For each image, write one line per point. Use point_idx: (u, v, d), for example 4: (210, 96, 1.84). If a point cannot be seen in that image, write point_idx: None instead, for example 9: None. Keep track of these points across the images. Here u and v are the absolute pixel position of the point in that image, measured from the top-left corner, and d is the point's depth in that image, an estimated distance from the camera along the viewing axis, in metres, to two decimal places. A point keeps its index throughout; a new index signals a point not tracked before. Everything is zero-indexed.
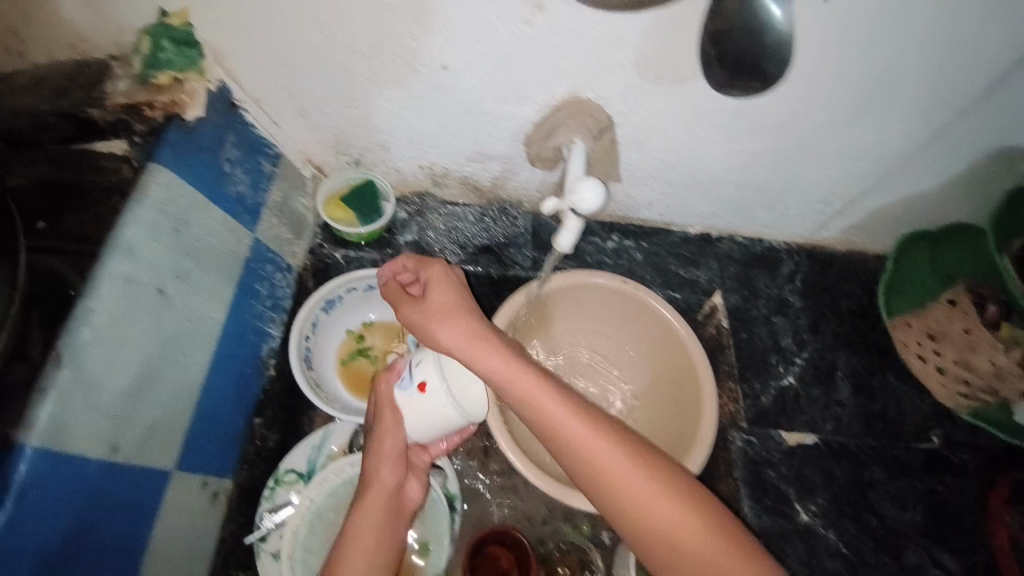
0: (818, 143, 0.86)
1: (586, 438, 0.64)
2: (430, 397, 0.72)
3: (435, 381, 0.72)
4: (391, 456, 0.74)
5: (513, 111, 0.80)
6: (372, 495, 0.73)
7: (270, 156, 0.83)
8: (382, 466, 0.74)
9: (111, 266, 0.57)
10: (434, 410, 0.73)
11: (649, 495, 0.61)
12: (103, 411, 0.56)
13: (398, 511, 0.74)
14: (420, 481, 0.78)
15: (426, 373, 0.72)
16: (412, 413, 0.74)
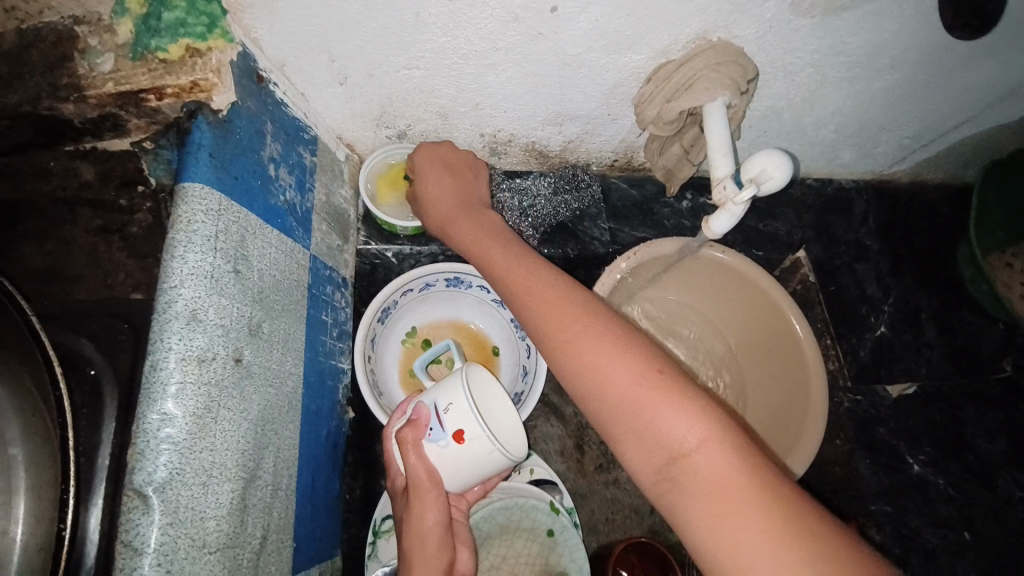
0: (942, 74, 0.76)
1: (621, 378, 0.48)
2: (471, 447, 0.58)
3: (477, 428, 0.57)
4: (438, 533, 0.58)
5: (621, 61, 0.64)
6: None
7: (307, 143, 0.63)
8: (430, 549, 0.58)
9: (174, 347, 0.39)
10: (478, 460, 0.58)
11: (656, 411, 0.45)
12: (213, 549, 0.39)
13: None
14: (468, 547, 0.64)
15: (463, 419, 0.57)
16: (449, 470, 0.58)
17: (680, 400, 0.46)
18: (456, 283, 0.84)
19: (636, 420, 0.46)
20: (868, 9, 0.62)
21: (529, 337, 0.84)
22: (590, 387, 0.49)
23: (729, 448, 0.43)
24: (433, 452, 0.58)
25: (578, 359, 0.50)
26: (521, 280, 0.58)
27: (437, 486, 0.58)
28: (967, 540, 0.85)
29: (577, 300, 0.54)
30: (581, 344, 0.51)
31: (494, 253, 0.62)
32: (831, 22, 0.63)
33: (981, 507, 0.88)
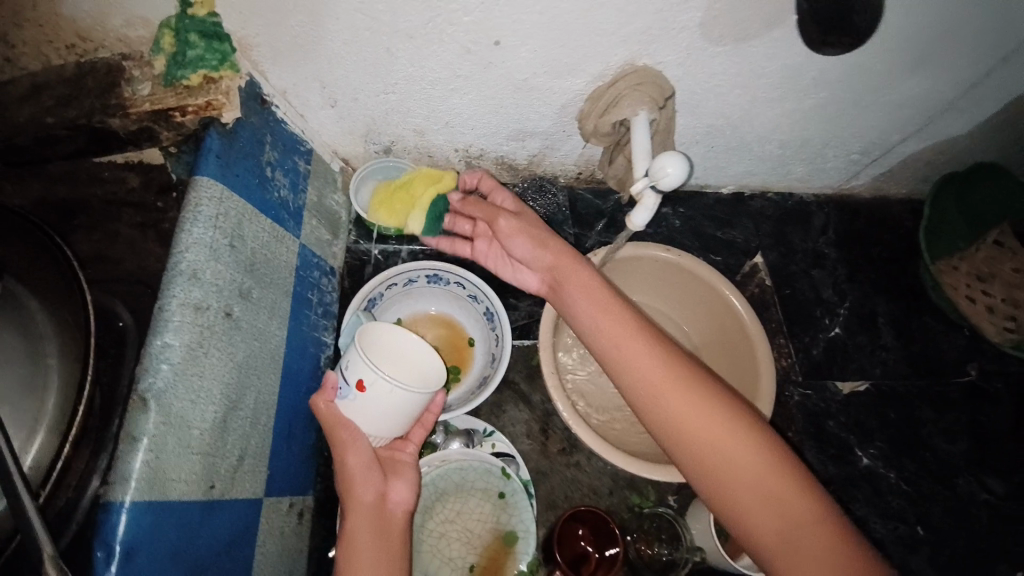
0: (869, 94, 0.84)
1: (678, 396, 0.60)
2: (371, 392, 0.63)
3: (372, 375, 0.63)
4: (358, 471, 0.65)
5: (564, 84, 0.76)
6: (355, 517, 0.63)
7: (303, 153, 0.78)
8: (354, 484, 0.65)
9: (177, 293, 0.51)
10: (382, 403, 0.64)
11: (767, 475, 0.55)
12: (195, 451, 0.51)
13: (390, 520, 0.65)
14: (408, 481, 0.68)
15: (359, 369, 0.63)
16: (361, 416, 0.65)
17: (725, 413, 0.59)
18: (436, 280, 0.95)
19: (688, 429, 0.59)
20: (777, 35, 0.71)
21: (497, 328, 0.94)
22: (648, 401, 0.61)
23: (768, 452, 0.57)
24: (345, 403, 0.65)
25: (681, 419, 0.59)
26: (630, 340, 0.64)
27: (353, 431, 0.65)
28: (921, 535, 0.86)
29: (631, 322, 0.66)
30: (640, 363, 0.63)
31: (608, 322, 0.67)
32: (746, 48, 0.73)
33: (938, 504, 0.89)
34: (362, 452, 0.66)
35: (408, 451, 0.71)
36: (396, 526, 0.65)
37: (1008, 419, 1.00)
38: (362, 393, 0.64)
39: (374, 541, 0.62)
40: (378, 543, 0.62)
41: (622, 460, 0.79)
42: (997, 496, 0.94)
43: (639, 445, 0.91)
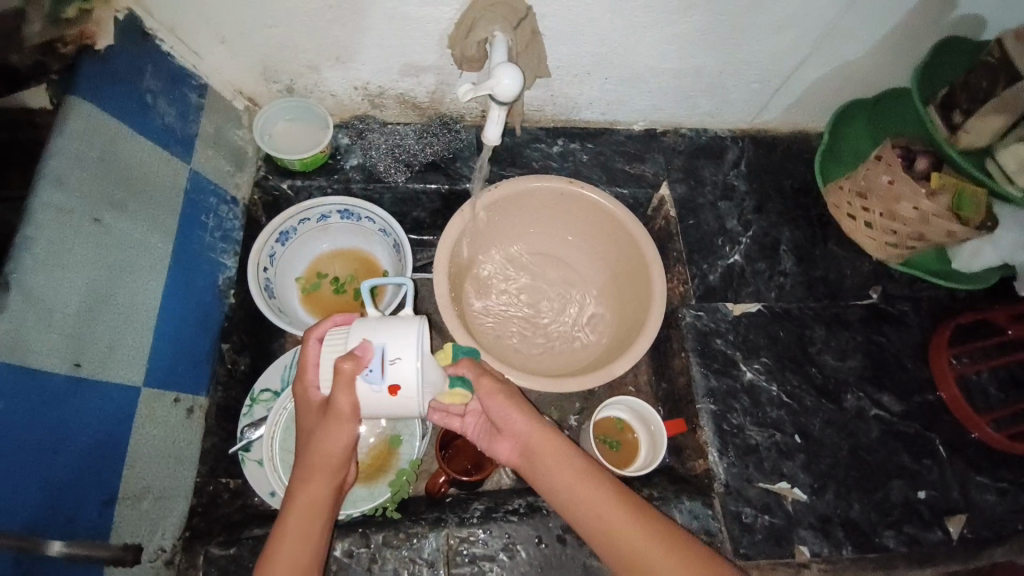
0: (741, 15, 0.85)
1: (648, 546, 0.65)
2: (398, 401, 0.63)
3: (410, 388, 0.63)
4: (335, 455, 0.65)
5: (433, 13, 0.79)
6: (310, 496, 0.65)
7: (196, 87, 0.85)
8: (329, 468, 0.66)
9: (39, 194, 0.60)
10: (393, 409, 0.65)
11: None
12: (58, 330, 0.59)
13: (333, 507, 0.67)
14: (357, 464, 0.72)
15: (401, 375, 0.62)
16: (368, 406, 0.64)
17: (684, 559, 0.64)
18: (349, 216, 0.99)
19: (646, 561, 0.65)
20: None
21: (403, 258, 0.97)
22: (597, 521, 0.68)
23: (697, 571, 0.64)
24: (366, 390, 0.63)
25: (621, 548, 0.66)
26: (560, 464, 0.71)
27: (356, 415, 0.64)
28: (797, 443, 0.89)
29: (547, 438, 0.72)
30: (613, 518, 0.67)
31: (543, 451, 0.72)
32: None
33: (819, 416, 0.91)
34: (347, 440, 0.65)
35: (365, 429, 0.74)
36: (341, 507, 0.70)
37: (913, 342, 0.98)
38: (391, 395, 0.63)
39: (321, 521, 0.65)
40: (323, 526, 0.65)
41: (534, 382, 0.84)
42: (891, 413, 0.92)
43: (531, 364, 0.98)
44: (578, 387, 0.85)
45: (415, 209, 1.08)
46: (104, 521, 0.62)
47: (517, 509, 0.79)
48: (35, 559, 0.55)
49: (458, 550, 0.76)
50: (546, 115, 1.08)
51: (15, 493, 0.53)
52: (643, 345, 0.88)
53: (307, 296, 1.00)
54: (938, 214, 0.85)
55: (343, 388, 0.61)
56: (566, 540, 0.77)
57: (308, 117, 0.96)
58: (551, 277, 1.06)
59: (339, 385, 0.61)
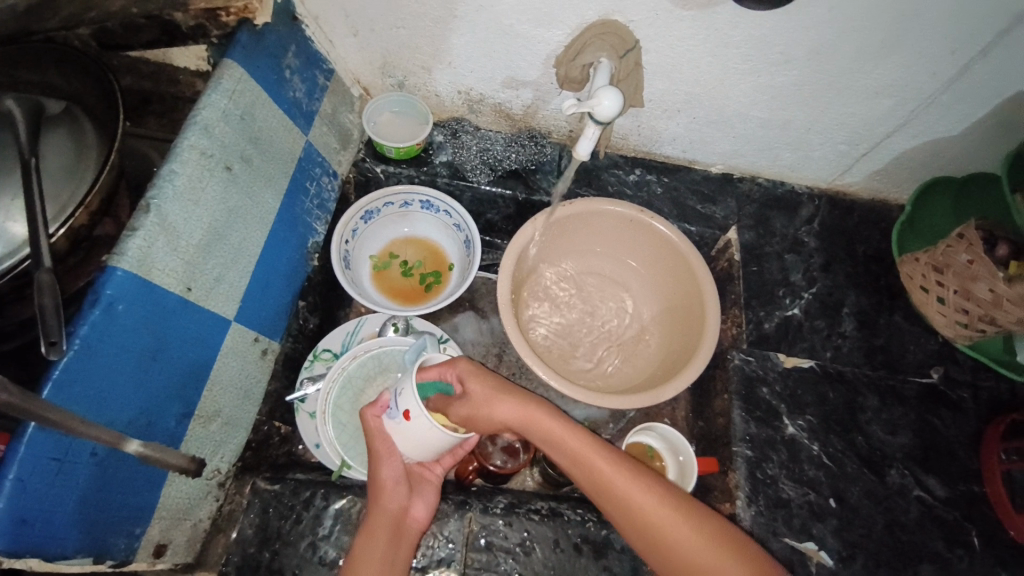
0: (840, 77, 0.87)
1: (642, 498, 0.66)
2: (414, 424, 0.65)
3: (416, 410, 0.64)
4: (387, 482, 0.70)
5: (546, 34, 0.86)
6: (375, 520, 0.69)
7: (324, 70, 0.95)
8: (385, 492, 0.70)
9: (188, 137, 0.68)
10: (421, 437, 0.67)
11: None
12: (179, 256, 0.67)
13: (396, 534, 0.69)
14: (426, 500, 0.73)
15: (406, 401, 0.65)
16: (399, 438, 0.69)
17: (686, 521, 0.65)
18: (429, 207, 1.06)
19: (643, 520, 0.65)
20: (725, 12, 0.78)
21: (472, 255, 1.03)
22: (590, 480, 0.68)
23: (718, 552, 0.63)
24: (390, 423, 0.69)
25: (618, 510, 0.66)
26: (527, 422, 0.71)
27: (391, 446, 0.71)
28: (832, 507, 0.87)
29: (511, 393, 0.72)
30: (610, 479, 0.67)
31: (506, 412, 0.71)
32: (708, 14, 0.79)
33: (858, 484, 0.89)
34: (394, 467, 0.71)
35: (436, 472, 0.76)
36: (410, 541, 0.70)
37: (968, 431, 0.95)
38: (405, 421, 0.66)
39: (383, 542, 0.67)
40: (388, 551, 0.67)
41: (581, 394, 0.87)
42: (934, 496, 0.89)
43: (575, 376, 1.01)
44: (619, 406, 0.87)
45: (489, 211, 1.15)
46: (178, 432, 0.69)
47: (539, 509, 0.82)
48: (111, 455, 0.60)
49: (478, 535, 0.79)
50: (628, 144, 1.12)
51: (115, 388, 0.61)
52: (689, 378, 0.89)
53: (377, 274, 1.07)
54: (1013, 300, 0.83)
55: (374, 423, 0.71)
56: (582, 550, 0.79)
57: (411, 112, 1.05)
58: (607, 298, 1.09)
59: (370, 424, 0.72)
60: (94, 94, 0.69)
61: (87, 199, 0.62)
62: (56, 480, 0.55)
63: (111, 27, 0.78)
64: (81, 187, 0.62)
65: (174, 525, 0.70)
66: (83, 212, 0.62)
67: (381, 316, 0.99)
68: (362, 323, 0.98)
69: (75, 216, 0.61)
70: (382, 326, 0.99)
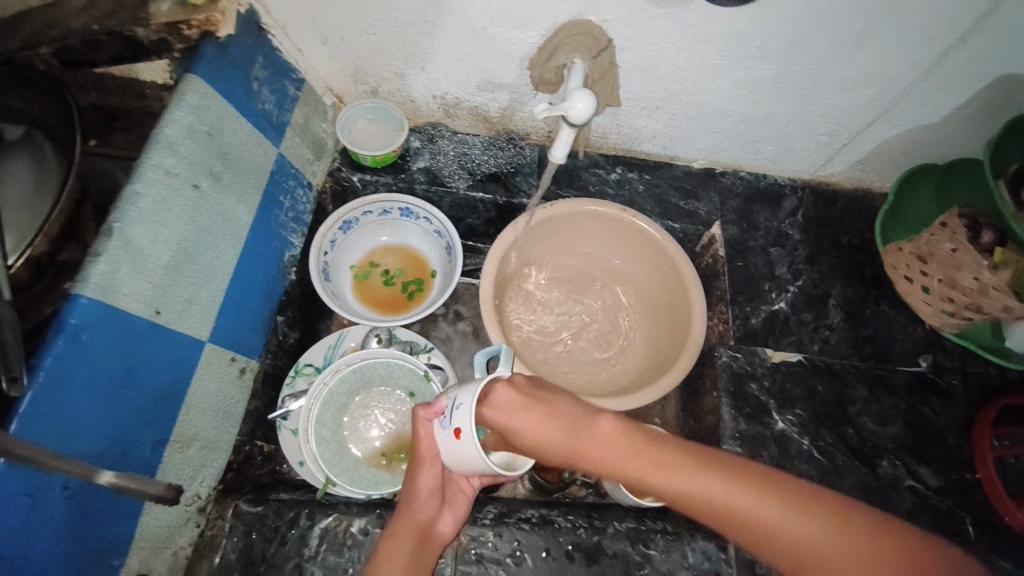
0: (818, 69, 0.86)
1: (745, 502, 0.51)
2: (465, 448, 0.62)
3: (470, 432, 0.61)
4: (424, 491, 0.68)
5: (519, 36, 0.84)
6: (404, 527, 0.66)
7: (294, 80, 0.93)
8: (418, 501, 0.68)
9: (152, 156, 0.67)
10: (463, 458, 0.64)
11: None
12: (147, 279, 0.65)
13: (423, 546, 0.67)
14: (455, 513, 0.71)
15: (461, 420, 0.62)
16: (445, 452, 0.66)
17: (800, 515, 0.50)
18: (408, 214, 1.05)
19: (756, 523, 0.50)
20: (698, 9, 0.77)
21: (453, 262, 1.02)
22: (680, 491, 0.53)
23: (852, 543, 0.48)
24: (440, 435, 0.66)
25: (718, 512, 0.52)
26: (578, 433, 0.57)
27: (435, 456, 0.68)
28: None
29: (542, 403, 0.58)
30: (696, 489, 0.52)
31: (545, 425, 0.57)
32: (682, 11, 0.78)
33: (850, 477, 0.88)
34: (433, 477, 0.69)
35: (471, 484, 0.74)
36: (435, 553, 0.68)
37: (958, 418, 0.94)
38: (455, 438, 0.63)
39: (410, 551, 0.65)
40: (415, 564, 0.64)
41: None
42: (927, 487, 0.89)
43: (562, 379, 1.00)
44: (607, 409, 0.86)
45: (470, 216, 1.13)
46: (155, 459, 0.68)
47: (529, 518, 0.81)
48: (83, 487, 0.58)
49: (467, 548, 0.77)
50: (609, 143, 1.11)
51: (87, 419, 0.59)
52: (676, 377, 0.88)
53: (359, 284, 1.05)
54: (998, 287, 0.84)
55: (424, 430, 0.68)
56: (574, 558, 0.78)
57: (387, 118, 1.03)
58: (592, 298, 1.08)
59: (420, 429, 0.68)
60: (52, 115, 0.67)
61: (48, 226, 0.60)
62: (29, 515, 0.54)
63: (70, 44, 0.76)
64: (41, 213, 0.60)
65: (154, 554, 0.69)
66: (43, 240, 0.60)
67: (362, 329, 0.98)
68: (344, 335, 0.97)
69: (35, 244, 0.59)
70: (365, 337, 0.98)
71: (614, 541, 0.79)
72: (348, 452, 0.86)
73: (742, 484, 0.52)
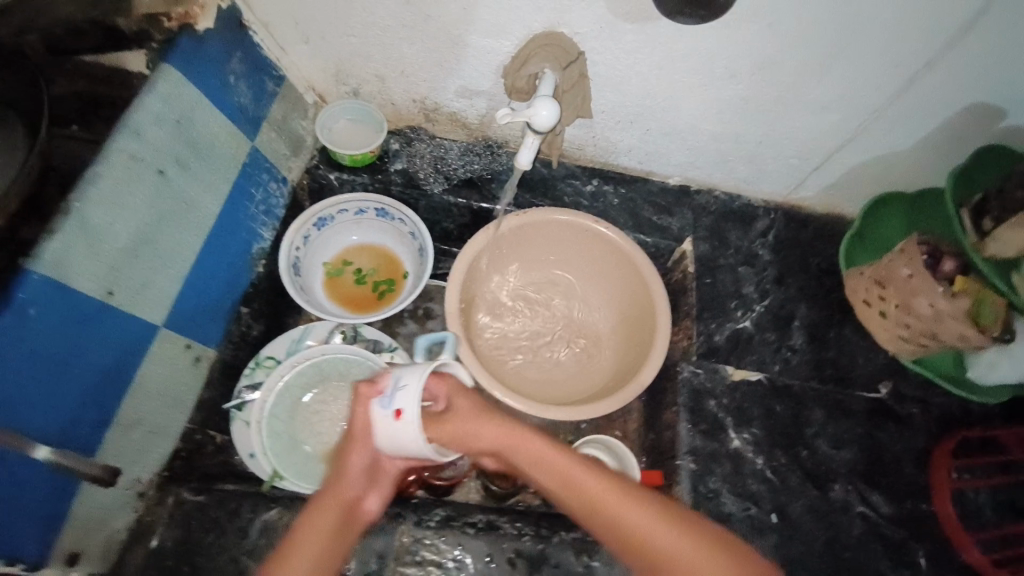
0: (786, 91, 0.88)
1: (683, 550, 0.55)
2: (402, 427, 0.62)
3: (411, 413, 0.62)
4: (354, 469, 0.64)
5: (495, 44, 0.86)
6: (327, 502, 0.61)
7: (274, 77, 0.95)
8: (344, 479, 0.63)
9: (117, 141, 0.68)
10: (399, 441, 0.63)
11: None
12: (100, 260, 0.66)
13: (346, 530, 0.61)
14: (383, 494, 0.65)
15: (403, 401, 0.62)
16: (381, 433, 0.64)
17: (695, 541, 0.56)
18: (382, 215, 1.06)
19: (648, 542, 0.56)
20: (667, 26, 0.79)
21: (424, 265, 1.04)
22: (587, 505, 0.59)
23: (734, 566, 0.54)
24: (378, 415, 0.64)
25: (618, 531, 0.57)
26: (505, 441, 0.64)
27: (369, 434, 0.65)
28: (773, 522, 0.86)
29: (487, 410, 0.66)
30: (613, 505, 0.58)
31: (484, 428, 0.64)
32: (650, 28, 0.80)
33: (801, 499, 0.88)
34: (364, 456, 0.66)
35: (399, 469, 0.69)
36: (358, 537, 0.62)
37: (914, 446, 0.95)
38: (395, 419, 0.63)
39: (332, 535, 0.58)
40: (333, 540, 0.58)
41: (524, 404, 0.87)
42: (878, 513, 0.89)
43: (523, 386, 1.00)
44: (563, 417, 0.87)
45: (445, 220, 1.15)
46: (94, 440, 0.68)
47: (476, 523, 0.80)
48: (16, 460, 0.59)
49: (409, 549, 0.78)
50: (585, 155, 1.11)
51: (23, 394, 0.59)
52: (634, 389, 0.89)
53: (329, 281, 1.06)
54: (953, 315, 0.85)
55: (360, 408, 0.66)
56: (516, 564, 0.78)
57: (366, 120, 1.05)
58: (560, 308, 1.08)
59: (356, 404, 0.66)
60: (21, 96, 0.69)
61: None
62: None
63: (52, 30, 0.78)
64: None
65: (89, 535, 0.69)
66: None
67: (328, 323, 0.97)
68: (309, 330, 0.96)
69: None
70: (329, 333, 0.98)
71: (558, 551, 0.79)
72: (299, 447, 0.87)
73: (649, 509, 0.57)
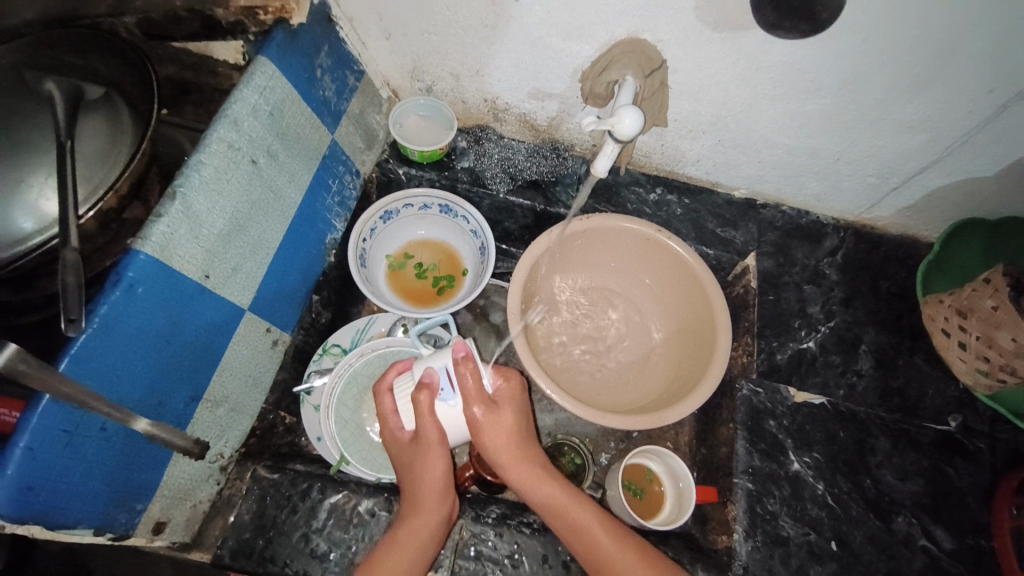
0: (875, 108, 0.85)
1: None
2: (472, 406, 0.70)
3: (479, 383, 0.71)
4: (435, 477, 0.71)
5: (575, 48, 0.86)
6: (420, 523, 0.70)
7: (355, 71, 0.97)
8: (431, 494, 0.71)
9: (219, 130, 0.70)
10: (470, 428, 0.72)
11: None
12: (200, 244, 0.69)
13: (439, 534, 0.71)
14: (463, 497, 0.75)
15: (467, 379, 0.70)
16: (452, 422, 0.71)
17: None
18: (447, 211, 1.07)
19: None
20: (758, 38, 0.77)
21: (485, 264, 1.04)
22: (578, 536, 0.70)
23: None
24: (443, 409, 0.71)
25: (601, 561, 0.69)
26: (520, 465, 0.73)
27: (441, 436, 0.72)
28: (833, 550, 0.84)
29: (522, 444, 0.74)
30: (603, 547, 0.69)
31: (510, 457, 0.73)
32: (740, 38, 0.78)
33: (862, 529, 0.86)
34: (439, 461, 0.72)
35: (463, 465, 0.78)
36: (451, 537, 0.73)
37: (982, 483, 0.91)
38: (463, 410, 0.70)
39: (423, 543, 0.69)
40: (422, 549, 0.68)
41: (582, 410, 0.86)
42: (941, 549, 0.85)
43: (578, 391, 1.00)
44: (622, 425, 0.86)
45: (507, 220, 1.16)
46: (186, 414, 0.72)
47: (531, 523, 0.81)
48: (117, 431, 0.62)
49: (467, 543, 0.79)
50: (651, 163, 1.11)
51: (130, 367, 0.63)
52: (694, 403, 0.88)
53: (392, 274, 1.08)
54: None
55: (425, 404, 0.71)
56: (571, 569, 0.78)
57: (438, 116, 1.06)
58: (615, 315, 1.08)
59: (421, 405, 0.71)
60: (133, 83, 0.72)
61: (118, 184, 0.65)
62: (68, 448, 0.57)
63: (155, 17, 0.81)
64: (113, 170, 0.65)
65: (174, 505, 0.73)
66: (112, 195, 0.64)
67: (390, 316, 1.00)
68: (372, 321, 0.99)
69: (104, 199, 0.64)
70: (392, 325, 1.01)
71: None
72: (366, 434, 0.89)
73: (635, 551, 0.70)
